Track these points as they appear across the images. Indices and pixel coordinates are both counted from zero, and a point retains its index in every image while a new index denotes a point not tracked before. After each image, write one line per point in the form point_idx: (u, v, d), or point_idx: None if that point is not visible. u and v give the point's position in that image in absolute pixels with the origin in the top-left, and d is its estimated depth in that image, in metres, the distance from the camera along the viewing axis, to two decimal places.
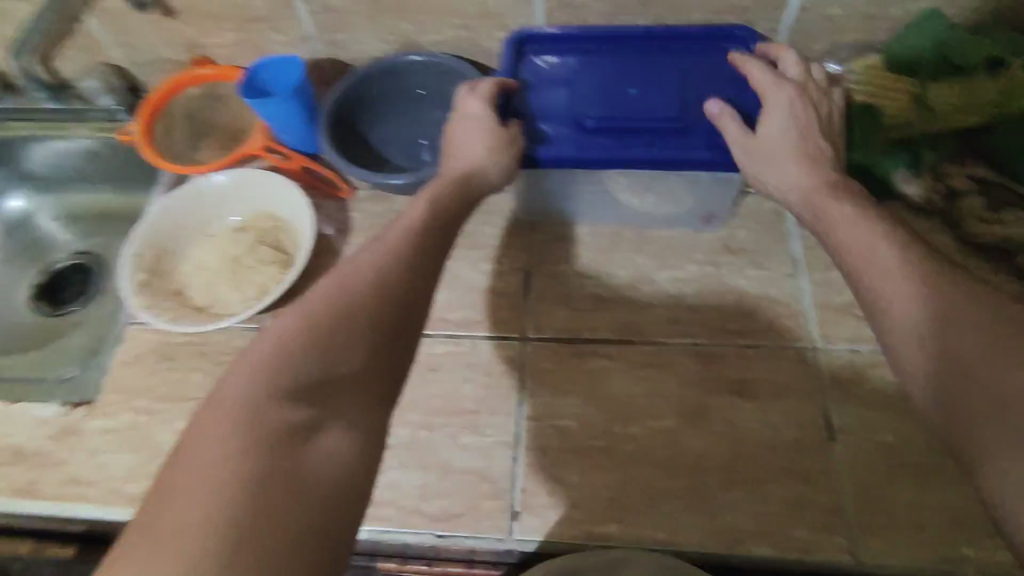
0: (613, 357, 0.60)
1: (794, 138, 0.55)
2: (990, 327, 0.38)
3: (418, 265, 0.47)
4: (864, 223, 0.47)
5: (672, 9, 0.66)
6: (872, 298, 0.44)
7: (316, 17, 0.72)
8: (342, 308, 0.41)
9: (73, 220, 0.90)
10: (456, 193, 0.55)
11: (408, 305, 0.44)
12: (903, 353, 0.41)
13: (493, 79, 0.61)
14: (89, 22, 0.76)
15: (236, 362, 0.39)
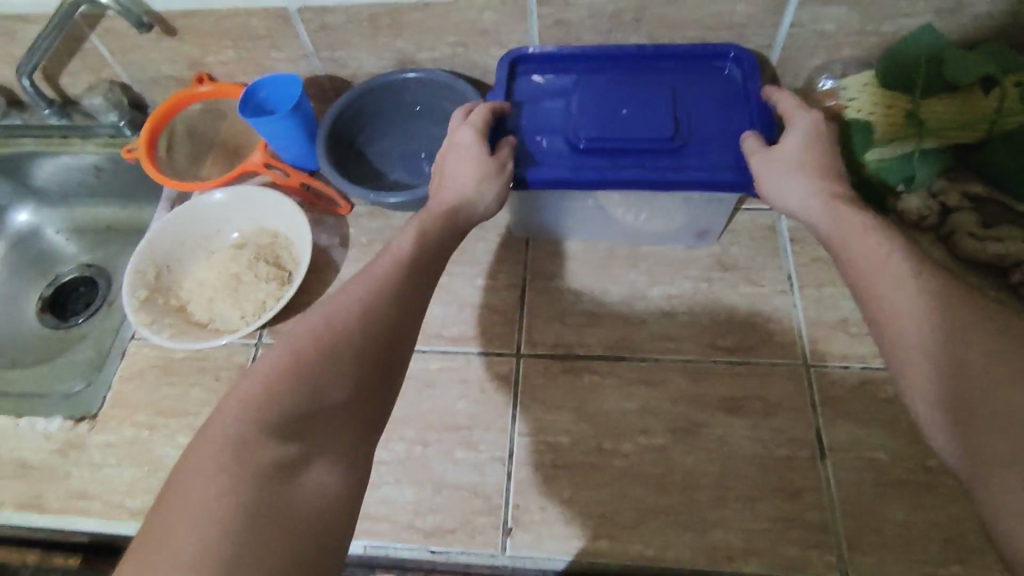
0: (605, 373, 0.61)
1: (803, 156, 0.55)
2: (994, 339, 0.38)
3: (405, 295, 0.48)
4: (876, 242, 0.47)
5: (665, 27, 0.67)
6: (884, 322, 0.43)
7: (315, 36, 0.72)
8: (330, 341, 0.43)
9: (81, 234, 0.92)
10: (444, 222, 0.55)
11: (394, 336, 0.46)
12: (906, 367, 0.41)
13: (486, 106, 0.62)
14: (92, 41, 0.77)
15: (226, 395, 0.40)
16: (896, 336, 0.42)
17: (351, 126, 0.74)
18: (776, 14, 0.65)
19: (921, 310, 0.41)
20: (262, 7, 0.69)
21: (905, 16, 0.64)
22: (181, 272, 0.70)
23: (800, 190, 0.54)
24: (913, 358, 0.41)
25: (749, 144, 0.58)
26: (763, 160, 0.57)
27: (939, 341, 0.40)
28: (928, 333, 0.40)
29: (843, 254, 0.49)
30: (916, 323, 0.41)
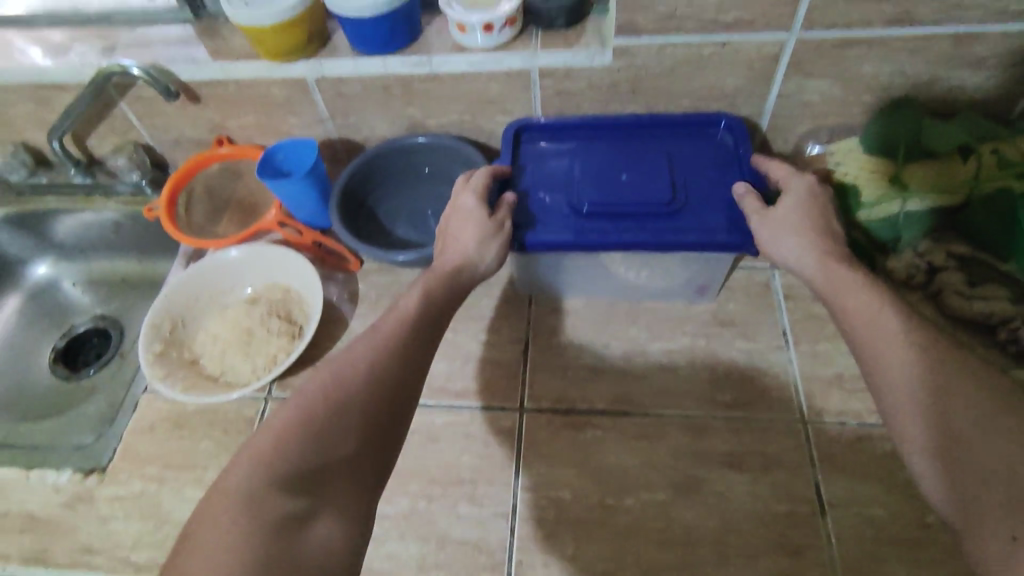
0: (607, 428, 0.62)
1: (801, 219, 0.58)
2: (976, 396, 0.40)
3: (410, 351, 0.50)
4: (868, 302, 0.50)
5: (660, 96, 0.71)
6: (877, 380, 0.45)
7: (331, 103, 0.77)
8: (338, 398, 0.45)
9: (96, 286, 0.95)
10: (448, 283, 0.57)
11: (399, 391, 0.48)
12: (899, 422, 0.43)
13: (485, 170, 0.66)
14: (120, 107, 0.82)
15: (241, 450, 0.42)
16: (889, 393, 0.44)
17: (364, 187, 0.78)
18: (764, 86, 0.69)
19: (909, 367, 0.44)
20: (282, 77, 0.74)
21: (884, 88, 0.68)
22: (195, 326, 0.72)
23: (796, 248, 0.56)
24: (905, 412, 0.42)
25: (746, 203, 0.61)
26: (761, 218, 0.59)
27: (927, 397, 0.42)
28: (917, 390, 0.42)
29: (839, 311, 0.51)
30: (906, 379, 0.43)
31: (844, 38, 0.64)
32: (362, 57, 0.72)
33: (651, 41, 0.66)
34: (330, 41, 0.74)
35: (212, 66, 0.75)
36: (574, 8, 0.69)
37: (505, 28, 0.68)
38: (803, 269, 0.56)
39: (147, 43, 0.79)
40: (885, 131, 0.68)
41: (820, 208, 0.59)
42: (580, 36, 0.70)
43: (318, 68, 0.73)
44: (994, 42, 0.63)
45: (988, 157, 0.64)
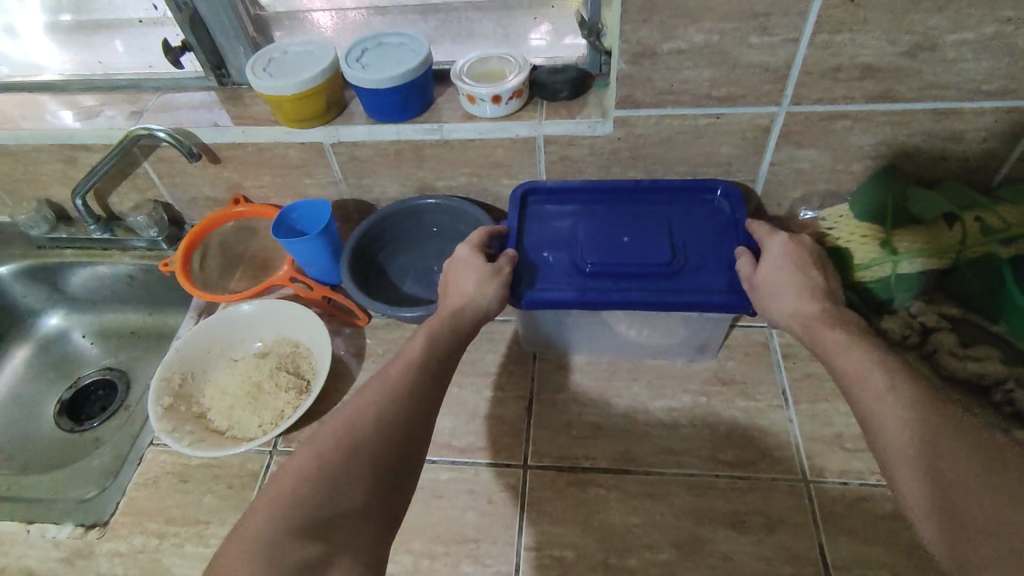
0: (610, 486, 0.62)
1: (789, 275, 0.60)
2: (969, 453, 0.41)
3: (419, 397, 0.52)
4: (854, 353, 0.51)
5: (659, 163, 0.75)
6: (871, 430, 0.46)
7: (345, 166, 0.81)
8: (350, 445, 0.46)
9: (106, 338, 0.96)
10: (451, 328, 0.59)
11: (408, 438, 0.49)
12: (896, 475, 0.43)
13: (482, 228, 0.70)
14: (144, 167, 0.86)
15: (257, 498, 0.43)
16: (885, 448, 0.44)
17: (373, 245, 0.80)
18: (757, 154, 0.73)
19: (903, 421, 0.44)
20: (299, 141, 0.78)
21: (871, 158, 0.72)
22: (204, 379, 0.73)
23: (790, 304, 0.58)
24: (902, 467, 0.43)
25: (742, 264, 0.63)
26: (755, 279, 0.62)
27: (921, 452, 0.42)
28: (911, 445, 0.43)
29: (832, 362, 0.52)
30: (900, 434, 0.44)
31: (831, 112, 0.68)
32: (376, 124, 0.76)
33: (649, 113, 0.70)
34: (346, 109, 0.79)
35: (234, 131, 0.79)
36: (576, 81, 0.74)
37: (512, 99, 0.72)
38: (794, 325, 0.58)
39: (173, 108, 0.83)
40: (876, 195, 0.70)
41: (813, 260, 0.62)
42: (582, 107, 0.74)
43: (335, 133, 0.77)
44: (971, 117, 0.67)
45: (972, 224, 0.67)
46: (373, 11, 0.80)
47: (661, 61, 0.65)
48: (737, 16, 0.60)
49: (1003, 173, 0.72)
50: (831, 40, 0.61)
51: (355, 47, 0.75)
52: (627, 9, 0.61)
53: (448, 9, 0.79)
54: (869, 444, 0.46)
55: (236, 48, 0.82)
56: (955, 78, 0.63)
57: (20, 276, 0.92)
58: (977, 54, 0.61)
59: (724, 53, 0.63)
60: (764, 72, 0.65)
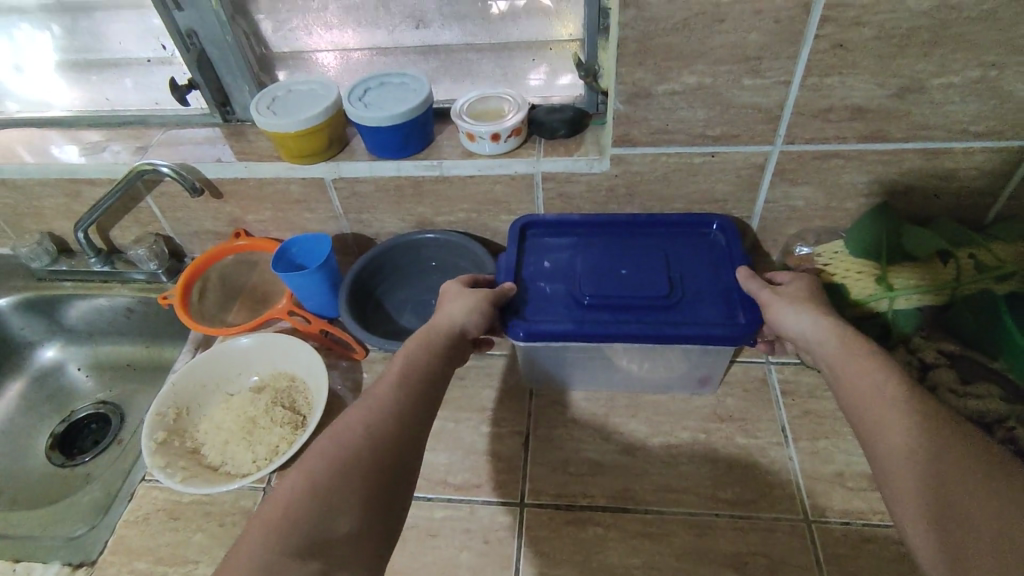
0: (608, 525, 0.61)
1: (804, 299, 0.60)
2: (965, 464, 0.41)
3: (408, 415, 0.52)
4: (869, 372, 0.51)
5: (655, 200, 0.76)
6: (874, 442, 0.47)
7: (346, 202, 0.82)
8: (341, 466, 0.46)
9: (102, 371, 0.96)
10: (438, 350, 0.59)
11: (398, 456, 0.49)
12: (893, 489, 0.44)
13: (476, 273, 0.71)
14: (147, 201, 0.87)
15: (250, 521, 0.44)
16: (885, 463, 0.45)
17: (373, 278, 0.81)
18: (752, 192, 0.74)
19: (903, 434, 0.45)
20: (301, 177, 0.80)
21: (863, 197, 0.73)
22: (199, 414, 0.73)
23: (803, 321, 0.58)
24: (901, 479, 0.44)
25: (750, 284, 0.64)
26: (769, 295, 0.62)
27: (920, 463, 0.43)
28: (912, 457, 0.44)
29: (835, 381, 0.54)
30: (901, 446, 0.45)
31: (823, 151, 0.69)
32: (377, 160, 0.78)
33: (645, 151, 0.71)
34: (347, 146, 0.80)
35: (236, 166, 0.80)
36: (574, 120, 0.76)
37: (511, 137, 0.74)
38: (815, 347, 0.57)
39: (177, 144, 0.85)
40: (870, 232, 0.71)
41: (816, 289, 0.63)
42: (580, 145, 0.76)
43: (336, 169, 0.78)
44: (960, 156, 0.68)
45: (965, 261, 0.69)
46: (376, 52, 0.82)
47: (656, 101, 0.67)
48: (729, 59, 0.62)
49: (995, 210, 0.73)
50: (821, 82, 0.63)
51: (358, 87, 0.77)
52: (622, 52, 0.63)
53: (449, 51, 0.81)
54: (869, 458, 0.47)
55: (241, 86, 0.84)
56: (943, 120, 0.65)
57: (19, 308, 0.93)
58: (964, 96, 0.63)
59: (718, 94, 0.65)
60: (756, 113, 0.66)
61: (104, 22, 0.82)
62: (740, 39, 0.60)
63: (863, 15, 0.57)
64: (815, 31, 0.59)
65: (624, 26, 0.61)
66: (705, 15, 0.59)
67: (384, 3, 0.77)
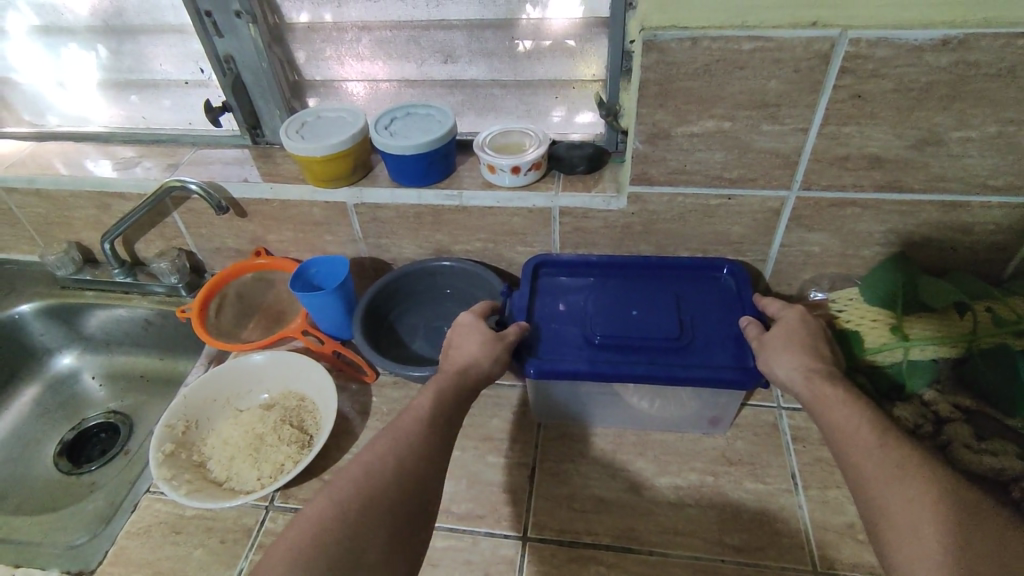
0: (610, 564, 0.60)
1: (801, 346, 0.61)
2: (953, 517, 0.44)
3: (435, 443, 0.55)
4: (854, 418, 0.53)
5: (669, 239, 0.77)
6: (868, 497, 0.49)
7: (367, 227, 0.84)
8: (369, 492, 0.49)
9: (115, 381, 0.97)
10: (460, 389, 0.60)
11: (424, 484, 0.52)
12: (888, 534, 0.46)
13: (477, 306, 0.71)
14: (173, 217, 0.89)
15: (275, 544, 0.46)
16: (884, 504, 0.47)
17: (387, 304, 0.82)
18: (767, 235, 0.75)
19: (901, 484, 0.47)
20: (324, 200, 0.82)
21: (879, 245, 0.74)
22: (207, 428, 0.73)
23: (788, 365, 0.60)
24: (901, 522, 0.45)
25: (748, 330, 0.66)
26: (757, 345, 0.64)
27: (919, 510, 0.45)
28: (916, 505, 0.46)
29: (823, 416, 0.55)
30: (897, 491, 0.47)
31: (840, 198, 0.70)
32: (398, 188, 0.80)
33: (662, 190, 0.72)
34: (371, 172, 0.83)
35: (262, 187, 0.82)
36: (593, 157, 0.77)
37: (530, 171, 0.75)
38: (794, 386, 0.59)
39: (207, 163, 0.88)
40: (887, 282, 0.70)
41: (821, 331, 0.64)
42: (597, 182, 0.77)
43: (358, 195, 0.80)
44: (978, 210, 0.68)
45: (983, 314, 0.68)
46: (404, 84, 0.85)
47: (676, 142, 0.68)
48: (748, 104, 0.63)
49: (1012, 266, 0.73)
50: (839, 130, 0.64)
51: (384, 116, 0.79)
52: (644, 93, 0.64)
53: (474, 86, 0.84)
54: (863, 515, 0.49)
55: (272, 111, 0.87)
56: (960, 172, 0.65)
57: (41, 315, 0.95)
58: (981, 151, 0.63)
59: (736, 138, 0.66)
60: (774, 157, 0.67)
61: (148, 46, 0.85)
62: (759, 86, 0.62)
63: (882, 67, 0.59)
64: (834, 80, 0.60)
65: (646, 68, 0.62)
66: (726, 61, 0.60)
67: (414, 37, 0.80)
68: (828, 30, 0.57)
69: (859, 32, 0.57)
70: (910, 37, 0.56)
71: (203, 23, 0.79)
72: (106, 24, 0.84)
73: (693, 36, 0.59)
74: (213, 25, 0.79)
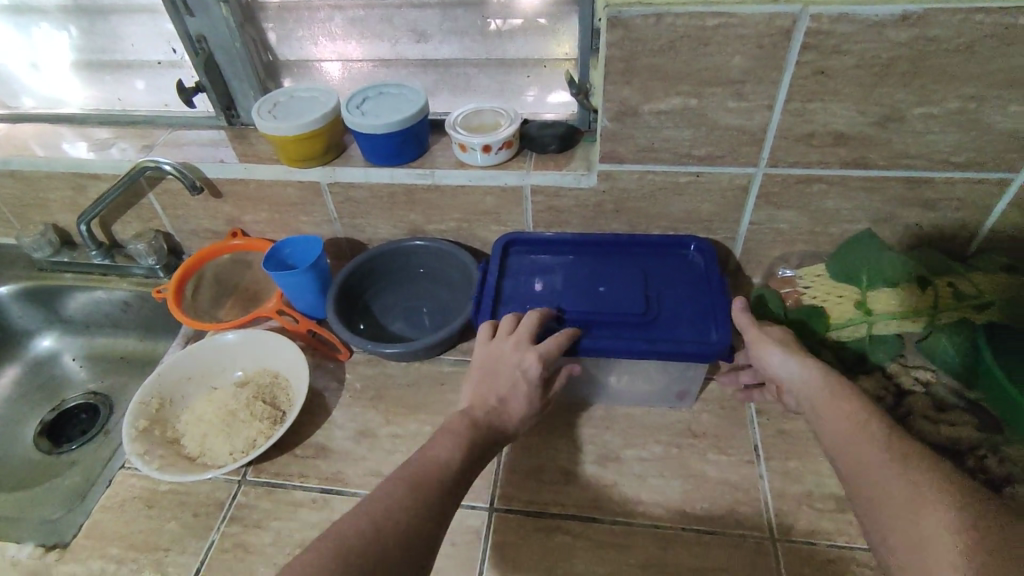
0: (576, 533, 0.61)
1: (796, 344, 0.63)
2: (906, 461, 0.47)
3: (447, 493, 0.51)
4: (840, 399, 0.55)
5: (640, 217, 0.78)
6: (853, 479, 0.49)
7: (341, 206, 0.84)
8: (375, 544, 0.45)
9: (95, 363, 0.98)
10: (486, 441, 0.57)
11: (430, 538, 0.48)
12: (873, 507, 0.46)
13: (533, 320, 0.65)
14: (149, 198, 0.89)
15: None
16: (862, 477, 0.48)
17: (361, 283, 0.82)
18: (736, 213, 0.76)
19: (864, 449, 0.50)
20: (298, 180, 0.82)
21: (847, 222, 0.74)
22: (181, 405, 0.74)
23: (784, 360, 0.62)
24: (876, 482, 0.47)
25: (740, 318, 0.66)
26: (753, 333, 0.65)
27: (884, 466, 0.47)
28: (881, 463, 0.48)
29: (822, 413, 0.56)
30: (863, 455, 0.49)
31: (806, 175, 0.70)
32: (372, 167, 0.80)
33: (632, 168, 0.73)
34: (345, 152, 0.83)
35: (236, 167, 0.83)
36: (565, 136, 0.78)
37: (502, 150, 0.76)
38: (794, 379, 0.61)
39: (182, 144, 0.88)
40: (852, 262, 0.71)
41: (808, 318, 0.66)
42: (569, 160, 0.78)
43: (332, 174, 0.81)
44: (942, 186, 0.69)
45: (943, 289, 0.68)
46: (379, 64, 0.85)
47: (643, 120, 0.68)
48: (712, 81, 0.64)
49: (977, 242, 0.74)
50: (803, 107, 0.64)
51: (357, 95, 0.79)
52: (610, 70, 0.65)
53: (448, 65, 0.84)
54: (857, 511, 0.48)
55: (246, 91, 0.87)
56: (923, 149, 0.66)
57: (20, 297, 0.95)
58: (943, 127, 0.64)
59: (702, 115, 0.67)
60: (740, 135, 0.68)
61: (120, 25, 0.85)
62: (724, 62, 0.62)
63: (843, 43, 0.59)
64: (796, 57, 0.61)
65: (612, 45, 0.63)
66: (691, 38, 0.61)
67: (386, 17, 0.80)
68: (789, 6, 0.58)
69: (820, 8, 0.57)
70: (871, 12, 0.57)
71: (174, 2, 0.78)
72: (77, 3, 0.84)
73: (657, 13, 0.60)
74: (184, 4, 0.78)
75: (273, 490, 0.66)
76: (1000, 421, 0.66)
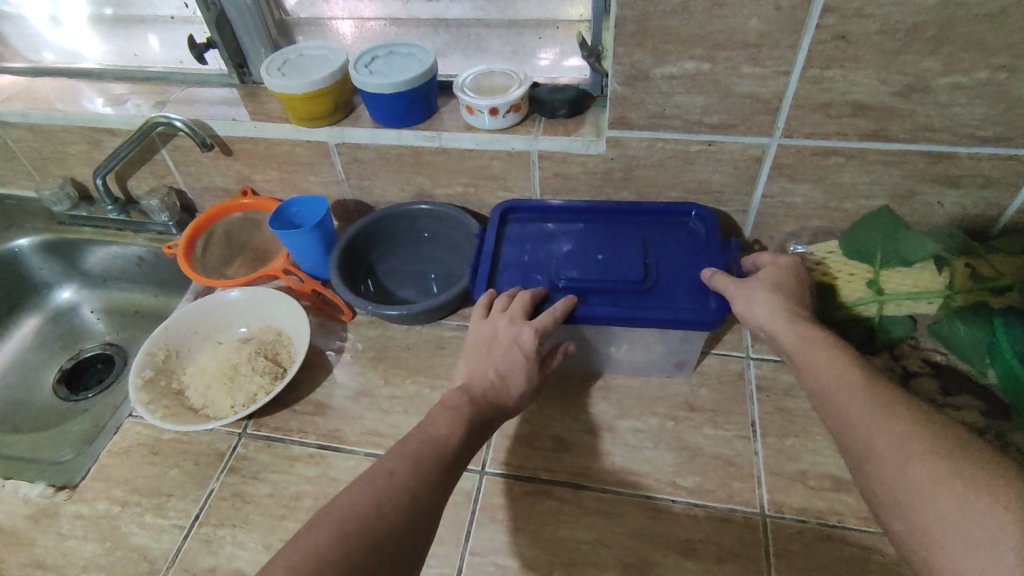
0: (565, 500, 0.62)
1: (786, 295, 0.62)
2: (903, 413, 0.46)
3: (448, 465, 0.51)
4: (831, 352, 0.54)
5: (648, 186, 0.76)
6: (843, 432, 0.48)
7: (348, 167, 0.84)
8: (381, 515, 0.45)
9: (112, 315, 1.00)
10: (487, 413, 0.58)
11: (434, 507, 0.48)
12: (867, 460, 0.45)
13: (527, 295, 0.65)
14: (162, 154, 0.90)
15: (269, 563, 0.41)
16: (855, 429, 0.47)
17: (365, 246, 0.82)
18: (748, 185, 0.73)
19: (857, 400, 0.49)
20: (306, 139, 0.81)
21: (864, 198, 0.72)
22: (187, 358, 0.76)
23: (768, 307, 0.61)
24: (873, 434, 0.46)
25: (716, 280, 0.65)
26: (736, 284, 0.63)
27: (882, 419, 0.46)
28: (878, 416, 0.46)
29: (811, 378, 0.54)
30: (856, 406, 0.48)
31: (823, 147, 0.68)
32: (380, 129, 0.79)
33: (642, 135, 0.71)
34: (353, 112, 0.82)
35: (246, 125, 0.83)
36: (575, 101, 0.76)
37: (510, 113, 0.74)
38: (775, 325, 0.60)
39: (194, 101, 0.88)
40: (863, 239, 0.69)
41: (793, 275, 0.65)
42: (578, 126, 0.76)
43: (340, 134, 0.80)
44: (968, 162, 0.66)
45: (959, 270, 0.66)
46: (390, 22, 0.83)
47: (653, 85, 0.66)
48: (727, 45, 0.61)
49: (1001, 222, 0.71)
50: (822, 75, 0.62)
51: (365, 54, 0.78)
52: (621, 31, 0.63)
53: (459, 25, 0.82)
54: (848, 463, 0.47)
55: (257, 48, 0.86)
56: (949, 122, 0.63)
57: (39, 249, 0.97)
58: (970, 99, 0.61)
59: (716, 81, 0.64)
60: (754, 103, 0.65)
61: None
62: (740, 25, 0.60)
63: (867, 6, 0.56)
64: (816, 20, 0.58)
65: (622, 5, 0.60)
66: None
67: None
68: None
69: None
70: None
71: None
72: None
73: None
74: None
75: (271, 443, 0.68)
76: (1009, 407, 0.64)
